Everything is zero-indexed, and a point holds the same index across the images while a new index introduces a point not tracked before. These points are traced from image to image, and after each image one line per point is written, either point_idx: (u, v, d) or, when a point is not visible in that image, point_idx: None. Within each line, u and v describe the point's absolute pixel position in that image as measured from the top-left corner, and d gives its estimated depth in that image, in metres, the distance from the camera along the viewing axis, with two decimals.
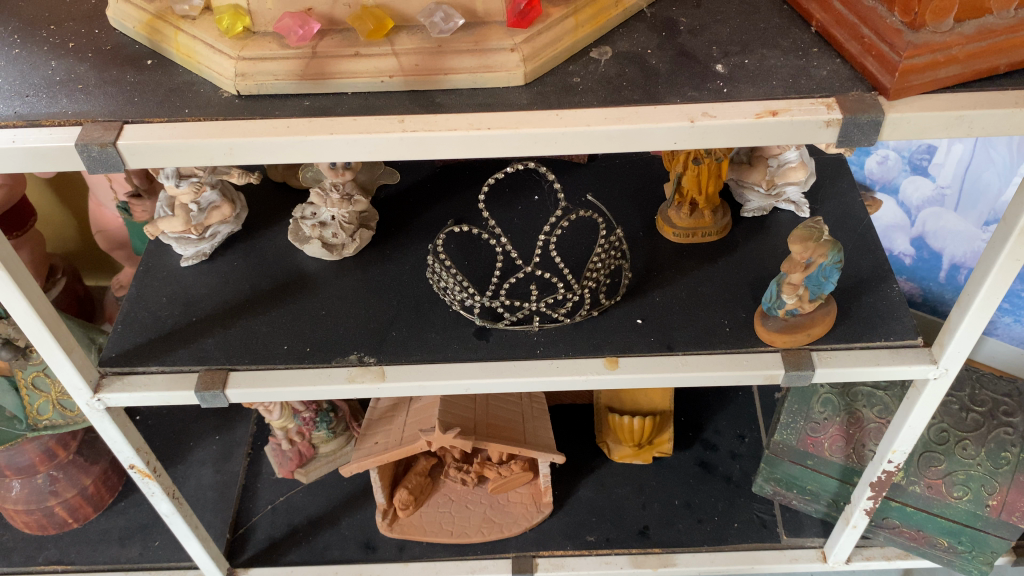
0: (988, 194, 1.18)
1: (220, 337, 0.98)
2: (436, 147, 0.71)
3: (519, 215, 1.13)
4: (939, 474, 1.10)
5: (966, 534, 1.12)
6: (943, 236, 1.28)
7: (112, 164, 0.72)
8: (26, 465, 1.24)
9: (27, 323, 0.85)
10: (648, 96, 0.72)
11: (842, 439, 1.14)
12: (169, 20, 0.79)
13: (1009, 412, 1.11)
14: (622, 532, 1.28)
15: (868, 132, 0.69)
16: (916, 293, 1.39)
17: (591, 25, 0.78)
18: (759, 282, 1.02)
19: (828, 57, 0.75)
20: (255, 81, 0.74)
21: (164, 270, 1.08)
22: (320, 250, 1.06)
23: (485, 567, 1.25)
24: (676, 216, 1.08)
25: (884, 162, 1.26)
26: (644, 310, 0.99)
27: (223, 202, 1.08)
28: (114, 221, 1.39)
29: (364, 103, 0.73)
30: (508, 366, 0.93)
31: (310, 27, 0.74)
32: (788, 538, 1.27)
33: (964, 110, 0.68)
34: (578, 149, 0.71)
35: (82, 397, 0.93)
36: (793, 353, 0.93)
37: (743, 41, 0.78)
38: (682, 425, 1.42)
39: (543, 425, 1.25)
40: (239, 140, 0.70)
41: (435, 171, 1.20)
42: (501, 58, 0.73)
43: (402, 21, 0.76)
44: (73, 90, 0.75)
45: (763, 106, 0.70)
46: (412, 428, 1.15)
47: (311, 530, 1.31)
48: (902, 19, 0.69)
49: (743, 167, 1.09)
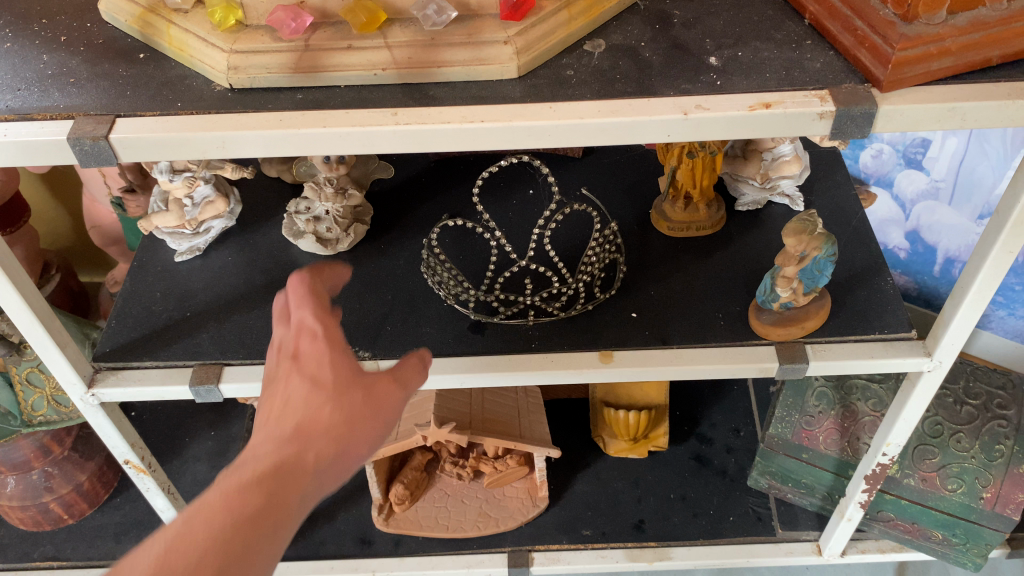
0: (982, 188, 1.18)
1: (214, 331, 0.98)
2: (429, 140, 0.70)
3: (514, 210, 1.12)
4: (933, 467, 1.10)
5: (960, 527, 1.13)
6: (938, 230, 1.28)
7: (103, 158, 0.71)
8: (20, 461, 1.22)
9: (20, 319, 0.84)
10: (641, 89, 0.72)
11: (837, 432, 1.15)
12: (161, 14, 0.78)
13: (1003, 404, 1.11)
14: (617, 525, 1.28)
15: (862, 124, 0.69)
16: (910, 288, 1.39)
17: (584, 18, 0.78)
18: (753, 276, 1.02)
19: (820, 50, 0.75)
20: (247, 75, 0.74)
21: (158, 265, 1.08)
22: (314, 245, 1.05)
23: (482, 562, 1.25)
24: (670, 210, 1.08)
25: (878, 157, 1.27)
26: (639, 304, 0.99)
27: (217, 197, 1.08)
28: (108, 216, 1.39)
29: (357, 96, 0.73)
30: (503, 360, 0.93)
31: (303, 20, 0.74)
32: (783, 531, 1.28)
33: (957, 102, 0.68)
34: (572, 142, 0.71)
35: (75, 392, 0.93)
36: (787, 346, 0.93)
37: (737, 33, 0.78)
38: (677, 419, 1.42)
39: (539, 419, 1.25)
40: (231, 134, 0.70)
41: (430, 166, 1.20)
42: (494, 50, 0.73)
43: (395, 13, 0.75)
44: (65, 84, 0.75)
45: (756, 98, 0.70)
46: (408, 423, 1.16)
47: (306, 525, 1.31)
48: (896, 11, 0.69)
49: (737, 160, 1.09)
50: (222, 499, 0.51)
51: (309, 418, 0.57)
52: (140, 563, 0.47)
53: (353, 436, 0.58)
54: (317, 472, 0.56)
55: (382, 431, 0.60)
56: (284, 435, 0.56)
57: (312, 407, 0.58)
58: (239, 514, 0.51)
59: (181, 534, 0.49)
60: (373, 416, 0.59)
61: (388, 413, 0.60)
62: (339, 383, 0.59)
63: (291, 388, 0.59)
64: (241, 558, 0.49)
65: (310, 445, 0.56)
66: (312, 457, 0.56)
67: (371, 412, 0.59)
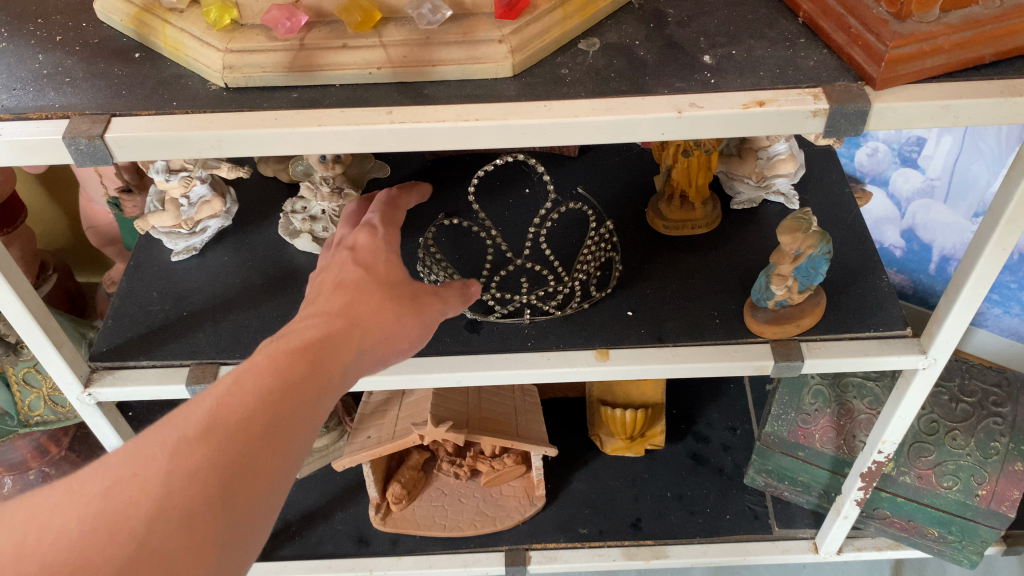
0: (977, 186, 1.19)
1: (211, 330, 0.98)
2: (424, 139, 0.71)
3: (509, 208, 1.13)
4: (929, 464, 1.10)
5: (956, 524, 1.13)
6: (933, 228, 1.28)
7: (99, 157, 0.72)
8: (17, 462, 1.24)
9: (16, 319, 0.84)
10: (636, 87, 0.72)
11: (833, 430, 1.15)
12: (156, 13, 0.78)
13: (998, 402, 1.10)
14: (614, 524, 1.29)
15: (855, 122, 0.69)
16: (906, 286, 1.40)
17: (579, 17, 0.78)
18: (748, 274, 1.02)
19: (814, 48, 0.75)
20: (242, 74, 0.74)
21: (154, 264, 1.08)
22: (310, 244, 1.06)
23: (479, 560, 1.25)
24: (665, 209, 1.08)
25: (873, 155, 1.27)
26: (635, 302, 0.99)
27: (213, 196, 1.08)
28: (105, 216, 1.39)
29: (352, 95, 0.73)
30: (500, 358, 0.94)
31: (298, 19, 0.74)
32: (779, 529, 1.28)
33: (950, 100, 0.68)
34: (567, 140, 0.71)
35: (72, 391, 0.93)
36: (783, 344, 0.93)
37: (731, 32, 0.78)
38: (673, 417, 1.42)
39: (536, 418, 1.25)
40: (226, 133, 0.70)
41: (426, 165, 1.20)
42: (489, 49, 0.73)
43: (390, 12, 0.76)
44: (60, 83, 0.75)
45: (750, 96, 0.70)
46: (405, 422, 1.16)
47: (304, 524, 1.31)
48: (889, 10, 0.70)
49: (731, 159, 1.09)
50: (277, 357, 0.63)
51: (357, 305, 0.71)
52: (209, 401, 0.58)
53: (393, 326, 0.72)
54: (355, 352, 0.68)
55: (419, 329, 0.74)
56: (329, 316, 0.69)
57: (358, 299, 0.71)
58: (289, 370, 0.62)
59: (243, 382, 0.60)
60: (414, 314, 0.74)
61: (423, 320, 0.75)
62: (387, 278, 0.75)
63: (341, 287, 0.72)
64: (287, 408, 0.60)
65: (350, 331, 0.68)
66: (358, 335, 0.69)
67: (407, 314, 0.73)
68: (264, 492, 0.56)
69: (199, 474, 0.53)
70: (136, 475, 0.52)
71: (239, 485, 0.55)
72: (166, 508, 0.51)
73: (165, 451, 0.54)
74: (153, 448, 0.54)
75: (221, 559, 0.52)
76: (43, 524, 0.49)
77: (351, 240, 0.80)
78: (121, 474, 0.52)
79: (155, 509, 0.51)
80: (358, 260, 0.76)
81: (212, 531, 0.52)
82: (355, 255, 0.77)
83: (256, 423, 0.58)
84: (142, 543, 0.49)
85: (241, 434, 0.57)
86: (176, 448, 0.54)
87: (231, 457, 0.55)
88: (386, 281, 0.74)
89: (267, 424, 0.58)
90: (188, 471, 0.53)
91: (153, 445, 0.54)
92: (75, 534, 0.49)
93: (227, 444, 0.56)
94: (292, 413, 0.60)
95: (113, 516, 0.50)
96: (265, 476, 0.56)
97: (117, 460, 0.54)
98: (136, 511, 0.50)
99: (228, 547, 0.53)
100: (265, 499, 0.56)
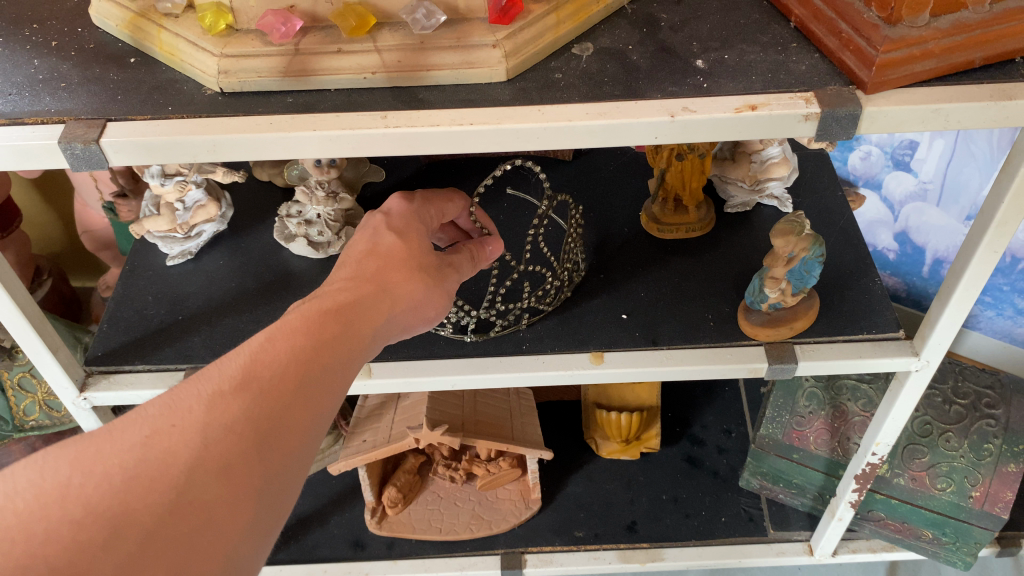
0: (968, 189, 1.19)
1: (206, 333, 0.98)
2: (419, 143, 0.71)
3: (505, 212, 1.14)
4: (923, 466, 1.11)
5: (950, 525, 1.13)
6: (926, 231, 1.29)
7: (94, 161, 0.72)
8: None
9: (11, 324, 0.84)
10: (629, 92, 0.73)
11: (828, 432, 1.15)
12: (152, 19, 0.79)
13: (991, 404, 1.11)
14: (609, 527, 1.29)
15: (847, 125, 0.70)
16: (900, 288, 1.40)
17: (573, 21, 0.79)
18: (742, 276, 1.02)
19: (806, 52, 0.76)
20: (237, 78, 0.74)
21: (150, 269, 1.08)
22: (306, 248, 1.06)
23: (474, 563, 1.25)
24: (659, 212, 1.09)
25: (867, 158, 1.28)
26: (630, 305, 1.00)
27: (208, 200, 1.08)
28: (100, 221, 1.39)
29: (347, 99, 0.74)
30: (495, 361, 0.94)
31: (293, 25, 0.74)
32: (775, 531, 1.29)
33: (941, 103, 0.69)
34: (561, 144, 0.72)
35: (68, 395, 0.93)
36: (777, 346, 0.94)
37: (724, 36, 0.79)
38: (669, 420, 1.43)
39: (531, 421, 1.25)
40: (221, 137, 0.70)
41: (421, 169, 1.20)
42: (483, 53, 0.73)
43: (384, 17, 0.76)
44: (56, 88, 0.75)
45: (742, 100, 0.70)
46: (401, 426, 1.16)
47: (299, 529, 1.31)
48: (879, 14, 0.70)
49: (726, 163, 1.11)
50: (309, 317, 0.63)
51: (388, 272, 0.71)
52: (243, 356, 0.58)
53: (421, 295, 0.72)
54: (384, 318, 0.68)
55: (441, 299, 0.75)
56: (358, 281, 0.69)
57: (389, 265, 0.72)
58: (321, 331, 0.62)
59: (276, 339, 0.60)
60: (437, 284, 0.75)
61: (445, 289, 0.76)
62: (416, 245, 0.75)
63: (374, 252, 0.72)
64: (319, 368, 0.60)
65: (379, 296, 0.69)
66: (388, 302, 0.69)
67: (432, 284, 0.74)
68: (299, 448, 0.56)
69: (236, 426, 0.53)
70: (174, 426, 0.52)
71: (274, 441, 0.55)
72: (206, 459, 0.51)
73: (202, 403, 0.54)
74: (189, 399, 0.54)
75: (259, 513, 0.52)
76: (84, 467, 0.48)
77: (382, 207, 0.80)
78: (159, 424, 0.52)
79: (196, 458, 0.50)
80: (391, 226, 0.76)
81: (251, 484, 0.52)
82: (388, 220, 0.77)
83: (290, 380, 0.58)
84: (183, 491, 0.49)
85: (276, 389, 0.57)
86: (211, 401, 0.54)
87: (266, 413, 0.55)
88: (416, 252, 0.74)
89: (301, 385, 0.58)
90: (226, 424, 0.53)
91: (189, 398, 0.54)
92: (117, 479, 0.48)
93: (263, 399, 0.56)
94: (325, 372, 0.60)
95: (155, 462, 0.49)
96: (299, 433, 0.57)
97: (154, 411, 0.53)
98: (177, 460, 0.50)
99: (264, 502, 0.53)
100: (299, 455, 0.56)
